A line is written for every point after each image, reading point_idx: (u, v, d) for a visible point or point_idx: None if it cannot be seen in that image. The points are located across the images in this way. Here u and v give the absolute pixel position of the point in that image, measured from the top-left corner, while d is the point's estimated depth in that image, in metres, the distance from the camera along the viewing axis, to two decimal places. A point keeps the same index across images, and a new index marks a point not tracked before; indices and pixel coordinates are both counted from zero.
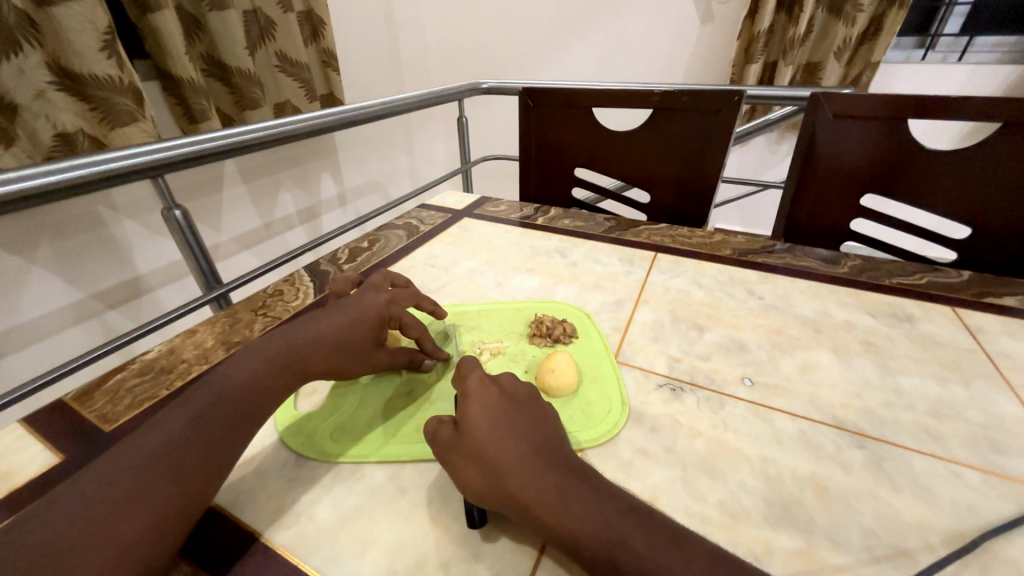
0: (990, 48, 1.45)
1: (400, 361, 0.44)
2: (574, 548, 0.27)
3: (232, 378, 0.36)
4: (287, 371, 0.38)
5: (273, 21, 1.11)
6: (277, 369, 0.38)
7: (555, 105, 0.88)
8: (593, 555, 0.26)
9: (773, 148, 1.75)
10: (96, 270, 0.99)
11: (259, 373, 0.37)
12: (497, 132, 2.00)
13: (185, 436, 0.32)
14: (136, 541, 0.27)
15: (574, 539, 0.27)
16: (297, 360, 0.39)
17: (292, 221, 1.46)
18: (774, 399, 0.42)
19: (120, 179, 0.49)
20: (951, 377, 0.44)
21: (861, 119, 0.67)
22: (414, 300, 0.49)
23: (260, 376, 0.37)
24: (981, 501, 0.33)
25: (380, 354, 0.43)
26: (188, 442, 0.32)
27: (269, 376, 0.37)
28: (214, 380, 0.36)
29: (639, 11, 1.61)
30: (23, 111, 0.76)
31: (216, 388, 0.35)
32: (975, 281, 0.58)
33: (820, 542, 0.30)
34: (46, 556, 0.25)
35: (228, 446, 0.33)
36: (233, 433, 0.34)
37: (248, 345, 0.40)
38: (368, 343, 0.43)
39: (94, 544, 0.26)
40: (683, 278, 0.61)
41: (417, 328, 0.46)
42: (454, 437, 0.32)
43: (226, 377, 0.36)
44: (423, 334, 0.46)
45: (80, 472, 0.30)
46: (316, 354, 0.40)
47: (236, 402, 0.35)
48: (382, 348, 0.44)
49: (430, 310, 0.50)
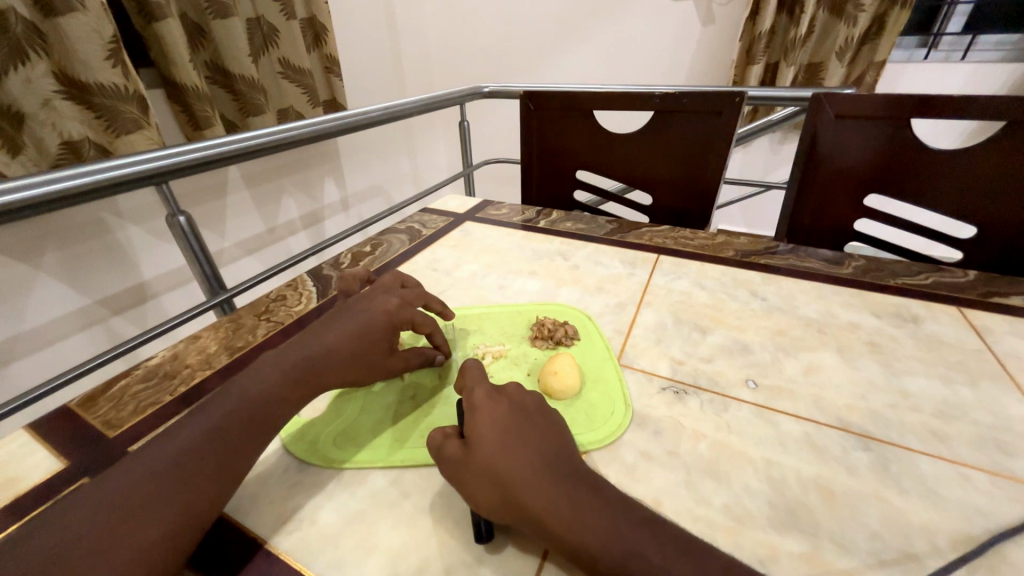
0: (994, 46, 1.44)
1: (414, 362, 0.45)
2: (588, 560, 0.26)
3: (248, 389, 0.36)
4: (299, 383, 0.38)
5: (276, 28, 1.12)
6: (290, 379, 0.38)
7: (556, 108, 0.88)
8: (606, 566, 0.26)
9: (776, 149, 1.75)
10: (102, 277, 1.00)
11: (275, 384, 0.37)
12: (498, 135, 2.01)
13: (201, 446, 0.32)
14: (148, 550, 0.27)
15: (587, 551, 0.27)
16: (310, 370, 0.39)
17: (296, 227, 1.47)
18: (779, 401, 0.42)
19: (126, 186, 0.50)
20: (957, 377, 0.43)
21: (864, 119, 0.67)
22: (421, 300, 0.49)
23: (273, 387, 0.37)
24: (990, 503, 0.32)
25: (393, 361, 0.43)
26: (202, 452, 0.32)
27: (282, 387, 0.37)
28: (230, 390, 0.36)
29: (639, 15, 1.62)
30: (29, 119, 0.77)
31: (231, 400, 0.35)
32: (981, 281, 0.57)
33: (826, 546, 0.30)
34: (56, 564, 0.25)
35: (241, 458, 0.33)
36: (249, 443, 0.34)
37: (265, 355, 0.40)
38: (381, 350, 0.43)
39: (106, 553, 0.26)
40: (686, 279, 0.61)
41: (429, 323, 0.46)
42: (462, 451, 0.32)
43: (241, 389, 0.36)
44: (433, 330, 0.47)
45: (94, 478, 0.30)
46: (328, 365, 0.40)
47: (252, 413, 0.35)
48: (393, 354, 0.44)
49: (439, 311, 0.50)
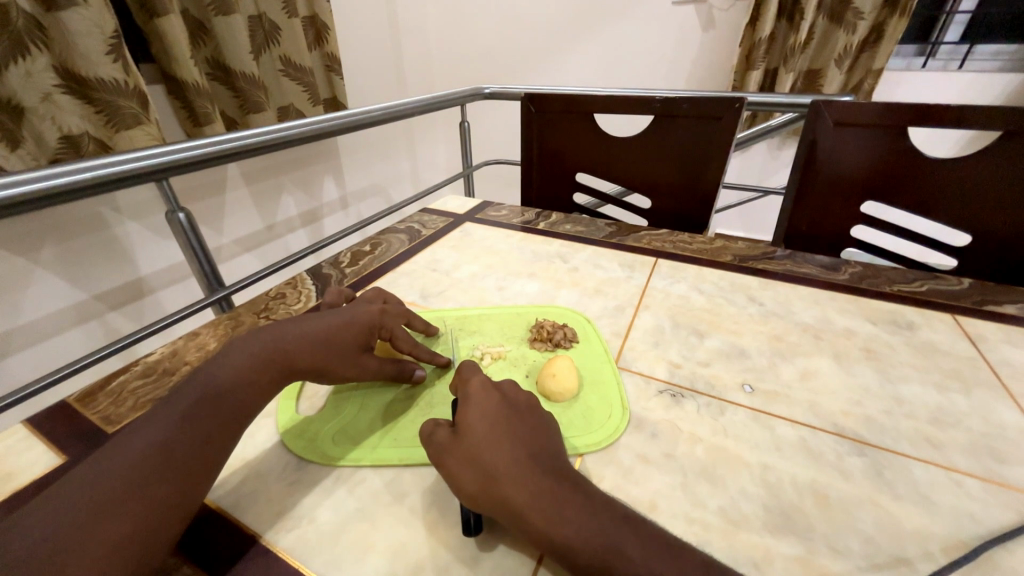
0: (990, 56, 1.46)
1: (389, 369, 0.44)
2: (566, 554, 0.27)
3: (215, 374, 0.35)
4: (272, 369, 0.37)
5: (278, 25, 1.12)
6: (260, 362, 0.37)
7: (557, 111, 0.89)
8: (584, 561, 0.26)
9: (775, 154, 1.76)
10: (98, 271, 1.00)
11: (245, 368, 0.36)
12: (498, 136, 2.02)
13: (172, 435, 0.31)
14: (122, 542, 0.26)
15: (564, 544, 0.27)
16: (283, 354, 0.38)
17: (294, 224, 1.46)
18: (775, 405, 0.42)
19: (128, 182, 0.50)
20: (951, 385, 0.44)
21: (860, 126, 0.68)
22: (405, 317, 0.50)
23: (245, 372, 0.36)
24: (982, 509, 0.33)
25: (368, 360, 0.43)
26: (173, 441, 0.31)
27: (253, 372, 0.36)
28: (201, 375, 0.35)
29: (640, 20, 1.63)
30: (28, 113, 0.76)
31: (200, 387, 0.34)
32: (975, 289, 0.58)
33: (821, 550, 0.30)
34: (26, 559, 0.24)
35: (217, 445, 0.33)
36: (221, 428, 0.33)
37: (232, 339, 0.39)
38: (357, 346, 0.43)
39: (78, 547, 0.25)
40: (683, 283, 0.61)
41: (409, 342, 0.47)
42: (451, 439, 0.32)
43: (211, 376, 0.35)
44: (413, 348, 0.47)
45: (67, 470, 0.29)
46: (306, 353, 0.39)
47: (224, 398, 0.34)
48: (370, 354, 0.44)
49: (422, 329, 0.51)
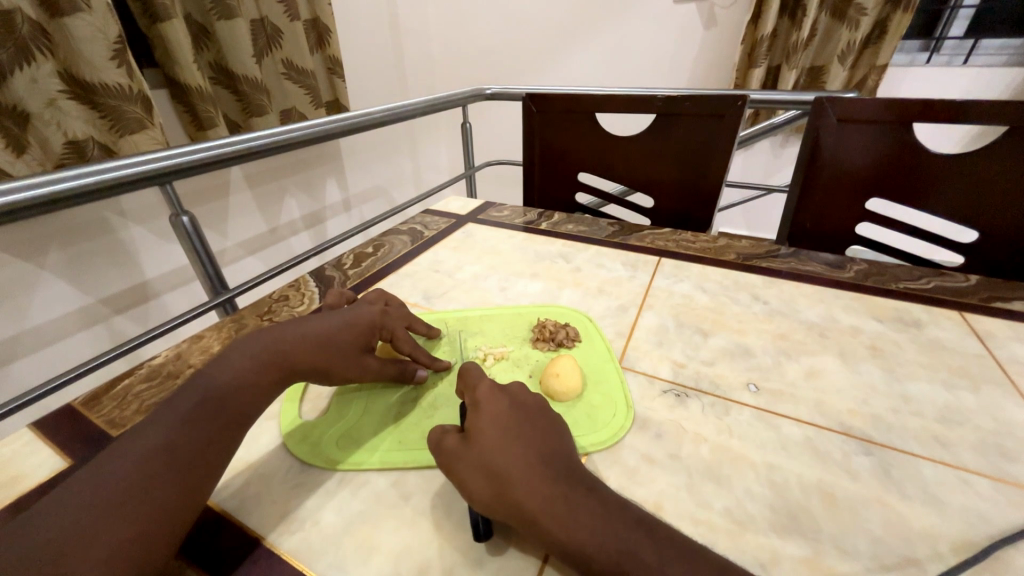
0: (995, 50, 1.44)
1: (390, 369, 0.44)
2: (580, 559, 0.26)
3: (216, 376, 0.35)
4: (273, 371, 0.37)
5: (279, 29, 1.12)
6: (261, 364, 0.37)
7: (558, 111, 0.89)
8: (599, 566, 0.26)
9: (778, 152, 1.75)
10: (103, 275, 1.00)
11: (246, 371, 0.36)
12: (500, 137, 2.02)
13: (177, 437, 0.31)
14: (129, 544, 0.26)
15: (580, 550, 0.27)
16: (283, 356, 0.38)
17: (298, 227, 1.47)
18: (780, 404, 0.42)
19: (131, 186, 0.50)
20: (959, 383, 0.43)
21: (865, 122, 0.67)
22: (406, 321, 0.50)
23: (246, 374, 0.36)
24: (992, 509, 0.32)
25: (369, 360, 0.43)
26: (177, 443, 0.31)
27: (254, 374, 0.36)
28: (202, 377, 0.35)
29: (641, 19, 1.63)
30: (34, 119, 0.77)
31: (200, 390, 0.34)
32: (982, 286, 0.57)
33: (828, 551, 0.30)
34: (34, 560, 0.25)
35: (218, 448, 0.33)
36: (224, 429, 0.33)
37: (233, 341, 0.39)
38: (357, 347, 0.43)
39: (85, 549, 0.25)
40: (687, 282, 0.61)
41: (410, 343, 0.47)
42: (461, 445, 0.32)
43: (212, 378, 0.35)
44: (414, 349, 0.47)
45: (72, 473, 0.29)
46: (307, 355, 0.39)
47: (226, 400, 0.34)
48: (371, 355, 0.44)
49: (425, 333, 0.51)
